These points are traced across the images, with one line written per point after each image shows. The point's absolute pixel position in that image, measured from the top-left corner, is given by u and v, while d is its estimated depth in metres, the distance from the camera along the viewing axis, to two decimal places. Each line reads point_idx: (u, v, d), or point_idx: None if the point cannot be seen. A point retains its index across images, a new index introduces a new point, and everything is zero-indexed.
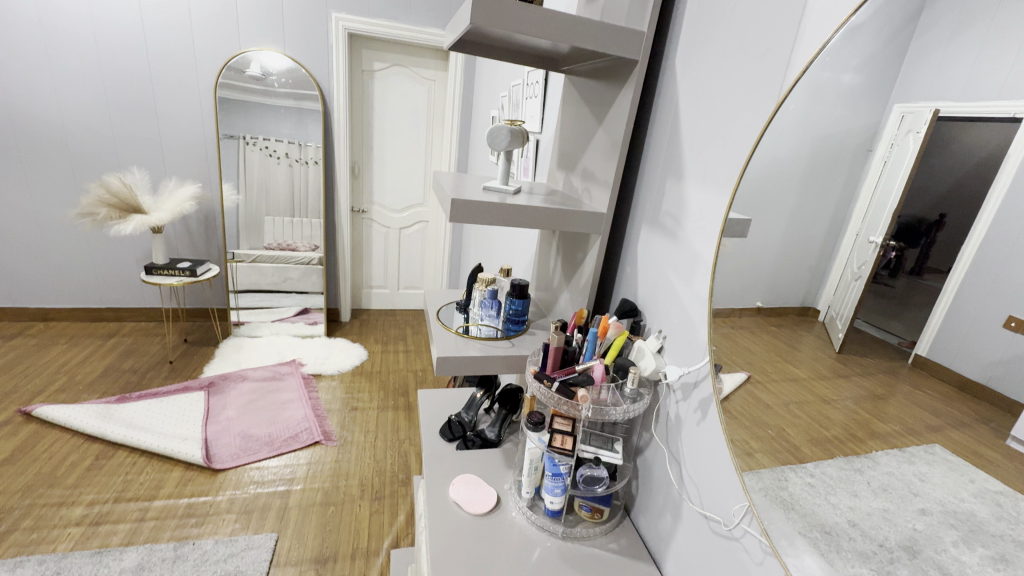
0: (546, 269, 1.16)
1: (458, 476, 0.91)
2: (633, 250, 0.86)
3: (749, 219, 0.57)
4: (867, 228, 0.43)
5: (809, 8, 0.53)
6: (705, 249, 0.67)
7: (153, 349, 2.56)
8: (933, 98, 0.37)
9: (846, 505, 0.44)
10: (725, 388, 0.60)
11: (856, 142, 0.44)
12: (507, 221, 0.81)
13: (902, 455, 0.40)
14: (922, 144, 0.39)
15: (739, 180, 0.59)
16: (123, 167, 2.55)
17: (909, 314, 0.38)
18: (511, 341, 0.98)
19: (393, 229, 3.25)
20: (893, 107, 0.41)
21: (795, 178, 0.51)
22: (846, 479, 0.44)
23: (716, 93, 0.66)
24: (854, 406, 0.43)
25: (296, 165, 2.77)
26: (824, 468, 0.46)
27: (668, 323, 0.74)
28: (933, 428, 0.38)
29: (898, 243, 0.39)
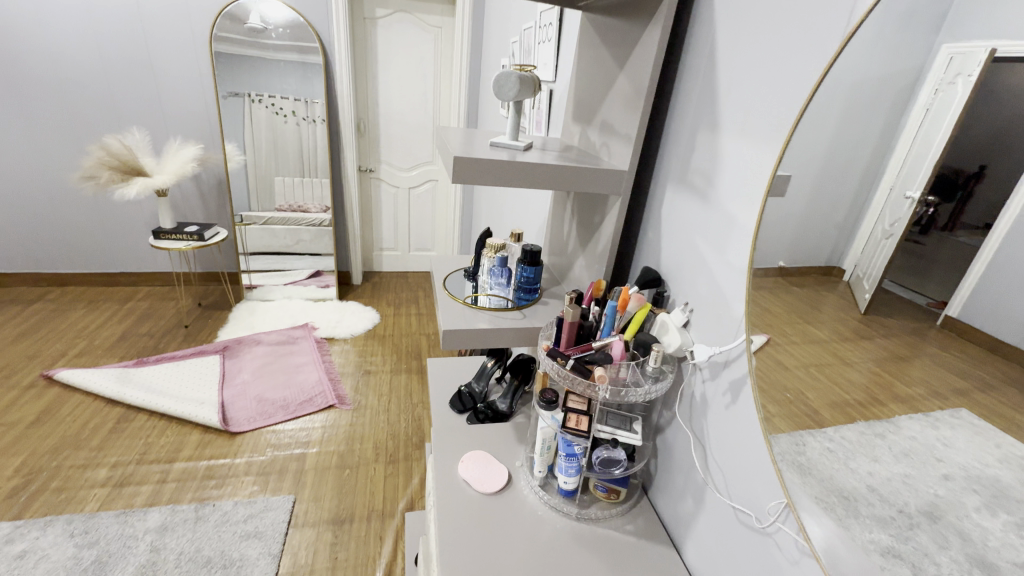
0: (560, 233, 1.08)
1: (466, 454, 0.87)
2: (656, 213, 0.78)
3: (789, 175, 0.50)
4: (902, 181, 0.38)
5: None
6: (749, 211, 0.57)
7: (168, 313, 2.58)
8: (990, 37, 0.32)
9: (864, 471, 0.41)
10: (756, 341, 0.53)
11: (894, 87, 0.38)
12: (516, 181, 0.72)
13: (925, 420, 0.37)
14: (973, 90, 0.33)
15: (791, 133, 0.49)
16: (122, 128, 2.47)
17: (937, 271, 0.34)
18: (523, 312, 0.91)
19: (402, 189, 3.15)
20: (942, 48, 0.35)
21: (828, 129, 0.45)
22: (866, 444, 0.41)
23: (766, 25, 0.55)
24: (875, 367, 0.40)
25: (304, 124, 2.66)
26: (844, 432, 0.42)
27: (696, 295, 0.67)
28: (960, 392, 0.35)
29: (934, 198, 0.35)
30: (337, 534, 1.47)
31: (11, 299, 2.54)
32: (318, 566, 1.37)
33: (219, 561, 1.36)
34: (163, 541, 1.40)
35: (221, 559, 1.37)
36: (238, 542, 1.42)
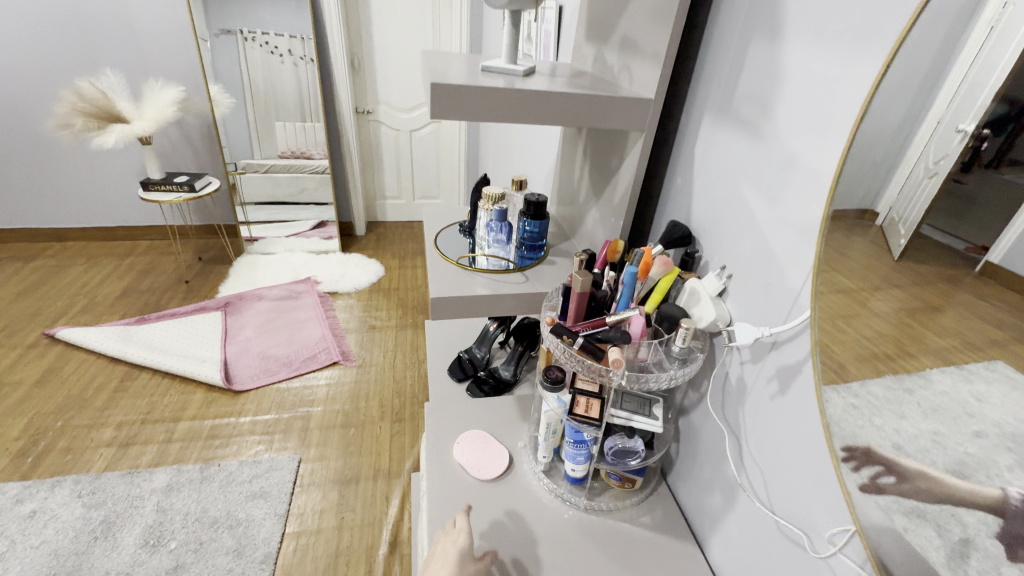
0: (570, 178, 0.93)
1: (462, 434, 0.78)
2: (688, 153, 0.63)
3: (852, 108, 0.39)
4: (954, 113, 0.31)
5: None
6: (831, 148, 0.42)
7: (168, 268, 2.51)
8: None
9: (891, 428, 0.34)
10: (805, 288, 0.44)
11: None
12: (513, 116, 0.58)
13: (958, 373, 0.31)
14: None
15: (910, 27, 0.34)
16: (97, 71, 2.28)
17: (972, 213, 0.29)
18: (525, 274, 0.79)
19: (403, 132, 2.95)
20: None
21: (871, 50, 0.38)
22: (892, 399, 0.35)
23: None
24: (899, 313, 0.34)
25: (302, 64, 2.48)
26: (870, 387, 0.37)
27: (737, 259, 0.54)
28: (997, 341, 0.30)
29: (987, 132, 0.29)
30: (344, 494, 1.45)
31: (10, 256, 2.48)
32: (324, 527, 1.36)
33: (226, 521, 1.36)
34: (169, 502, 1.40)
35: (228, 519, 1.36)
36: (244, 502, 1.41)
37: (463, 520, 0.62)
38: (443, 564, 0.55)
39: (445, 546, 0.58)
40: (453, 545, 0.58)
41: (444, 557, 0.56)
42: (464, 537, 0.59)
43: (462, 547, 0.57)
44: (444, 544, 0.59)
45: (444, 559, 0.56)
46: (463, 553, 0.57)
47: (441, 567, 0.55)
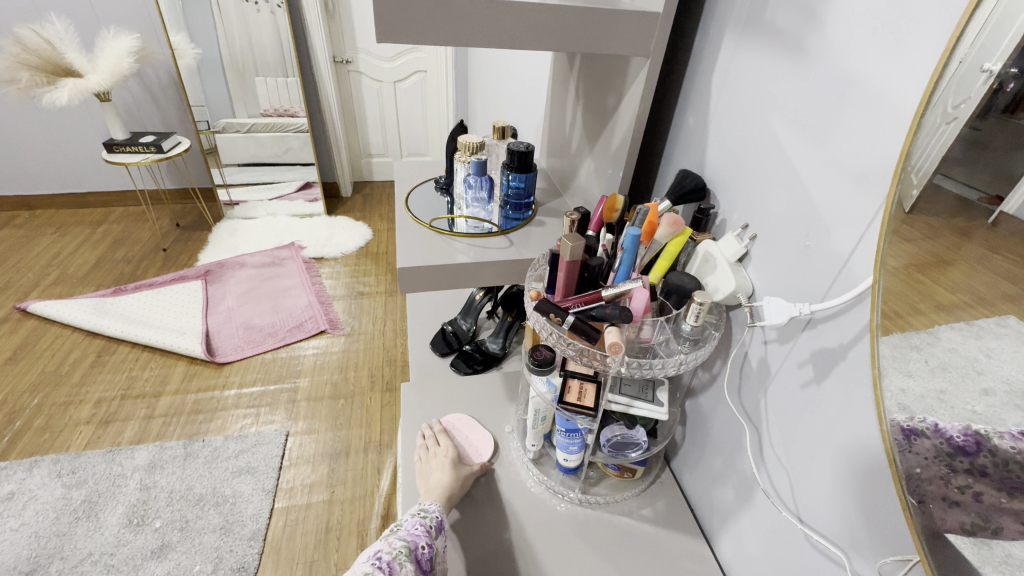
0: (562, 124, 0.81)
1: (450, 413, 0.73)
2: (702, 86, 0.52)
3: (875, 35, 0.33)
4: (986, 41, 0.26)
5: None
6: (912, 65, 0.31)
7: (144, 235, 2.39)
8: None
9: (895, 388, 0.32)
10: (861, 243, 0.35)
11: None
12: (485, 41, 0.47)
13: (967, 329, 0.28)
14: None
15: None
16: (43, 17, 2.07)
17: (985, 159, 0.26)
18: (509, 238, 0.69)
19: (386, 84, 2.75)
20: None
21: None
22: (899, 357, 0.32)
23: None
24: (904, 266, 0.31)
25: (278, 11, 2.26)
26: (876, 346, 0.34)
27: (765, 215, 0.44)
28: (1011, 296, 0.26)
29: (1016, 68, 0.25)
30: (334, 469, 1.40)
31: None
32: (314, 502, 1.32)
33: (212, 498, 1.31)
34: (153, 480, 1.35)
35: (214, 496, 1.32)
36: (231, 478, 1.36)
37: (444, 439, 0.67)
38: (441, 472, 0.61)
39: (434, 460, 0.64)
40: (443, 458, 0.64)
41: (436, 470, 0.62)
42: (451, 451, 0.65)
43: (450, 457, 0.64)
44: (433, 460, 0.64)
45: (440, 469, 0.62)
46: (452, 461, 0.63)
47: (440, 474, 0.61)
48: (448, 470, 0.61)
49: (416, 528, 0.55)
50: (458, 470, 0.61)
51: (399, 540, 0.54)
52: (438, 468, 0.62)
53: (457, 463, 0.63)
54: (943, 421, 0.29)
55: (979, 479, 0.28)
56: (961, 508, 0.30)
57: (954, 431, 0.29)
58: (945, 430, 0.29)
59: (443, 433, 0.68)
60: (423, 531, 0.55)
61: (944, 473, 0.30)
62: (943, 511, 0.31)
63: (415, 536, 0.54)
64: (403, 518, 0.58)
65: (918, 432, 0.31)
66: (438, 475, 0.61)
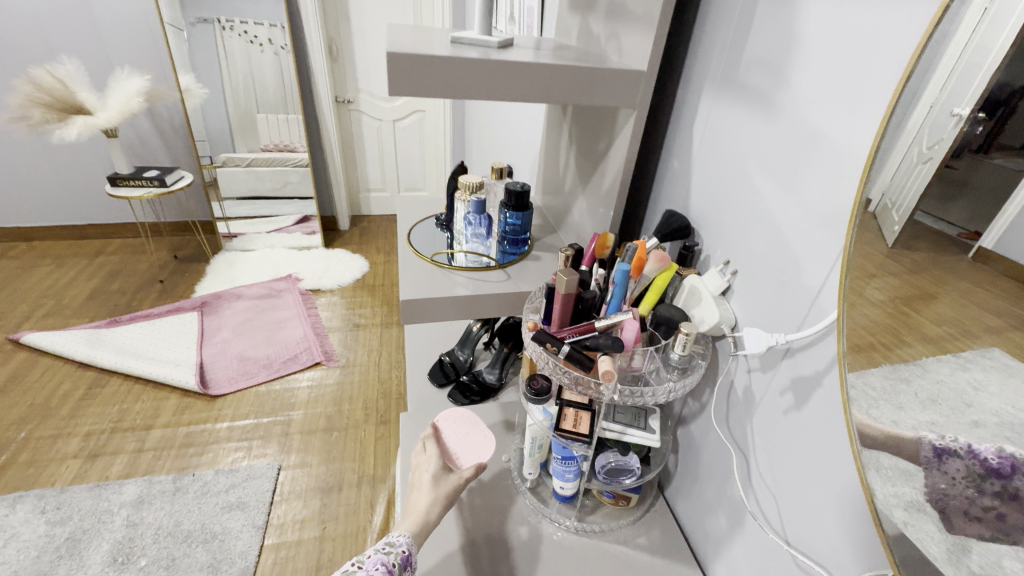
0: (556, 165, 0.86)
1: (443, 414, 0.74)
2: (685, 134, 0.57)
3: (833, 97, 0.37)
4: (952, 93, 0.29)
5: None
6: (864, 121, 0.35)
7: (141, 267, 2.40)
8: None
9: (887, 419, 0.33)
10: (828, 279, 0.38)
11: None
12: (485, 93, 0.51)
13: (954, 361, 0.30)
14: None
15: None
16: (57, 58, 2.15)
17: (962, 198, 0.28)
18: (507, 272, 0.72)
19: (386, 122, 2.85)
20: None
21: (844, 41, 0.36)
22: (890, 389, 0.33)
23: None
24: (887, 297, 0.33)
25: (282, 53, 2.38)
26: (868, 378, 0.35)
27: (744, 253, 0.48)
28: (996, 329, 0.28)
29: (984, 116, 0.27)
30: (326, 504, 1.38)
31: None
32: (305, 538, 1.29)
33: (200, 535, 1.29)
34: (140, 516, 1.32)
35: (202, 533, 1.29)
36: (220, 514, 1.34)
37: (433, 447, 0.67)
38: (420, 492, 0.61)
39: (420, 472, 0.64)
40: (426, 471, 0.64)
41: (421, 484, 0.63)
42: (435, 463, 0.65)
43: (436, 467, 0.64)
44: (419, 472, 0.65)
45: (421, 487, 0.62)
46: (438, 473, 0.63)
47: (420, 493, 0.61)
48: (427, 488, 0.61)
49: (377, 567, 0.53)
50: (437, 489, 0.61)
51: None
52: (422, 482, 0.62)
53: (443, 475, 0.64)
54: (977, 441, 0.28)
55: (1007, 501, 0.27)
56: (981, 523, 0.29)
57: (987, 452, 0.28)
58: (981, 452, 0.28)
59: (432, 440, 0.68)
60: (383, 573, 0.52)
61: (973, 494, 0.29)
62: (963, 524, 0.30)
63: None
64: (365, 552, 0.55)
65: (952, 452, 0.30)
66: (422, 491, 0.61)
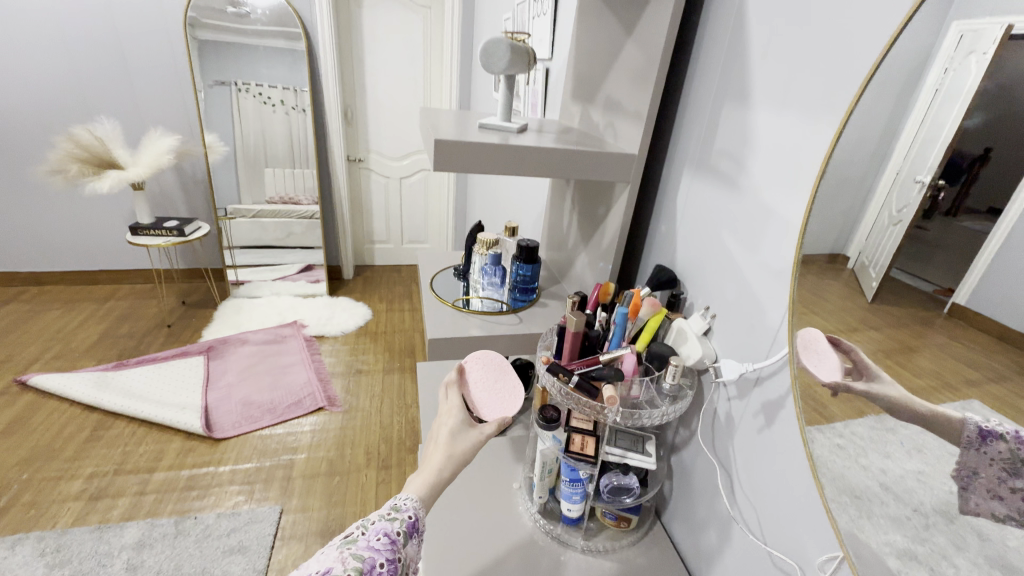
0: (559, 225, 0.99)
1: (475, 354, 0.71)
2: (670, 203, 0.69)
3: (776, 189, 0.50)
4: (910, 166, 0.37)
5: None
6: (794, 201, 0.48)
7: (150, 312, 2.47)
8: (1001, 13, 0.31)
9: (877, 468, 0.38)
10: (780, 327, 0.49)
11: (906, 64, 0.37)
12: (509, 168, 0.63)
13: (936, 412, 0.35)
14: (987, 67, 0.32)
15: (869, 75, 0.40)
16: (93, 118, 2.33)
17: (938, 257, 0.34)
18: (518, 316, 0.82)
19: (393, 179, 3.03)
20: (951, 25, 0.35)
21: (788, 145, 0.49)
22: (877, 438, 0.39)
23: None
24: (873, 355, 0.39)
25: (292, 113, 2.57)
26: (855, 427, 0.41)
27: (720, 300, 0.58)
28: (971, 382, 0.33)
29: (943, 182, 0.34)
30: None
31: None
32: None
33: None
34: (140, 559, 1.32)
35: None
36: (221, 558, 1.34)
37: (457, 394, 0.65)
38: (437, 448, 0.60)
39: (440, 422, 0.63)
40: (446, 423, 0.62)
41: (439, 436, 0.61)
42: (455, 415, 0.62)
43: (456, 421, 0.62)
44: (440, 421, 0.63)
45: (439, 441, 0.60)
46: (457, 428, 0.61)
47: (436, 450, 0.60)
48: (442, 446, 0.59)
49: (379, 538, 0.51)
50: (452, 448, 0.59)
51: (353, 559, 0.48)
52: (440, 435, 0.61)
53: (462, 430, 0.62)
54: None
55: None
56: (1002, 502, 0.31)
57: None
58: None
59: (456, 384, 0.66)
60: (386, 544, 0.50)
61: (1002, 477, 0.31)
62: (979, 499, 0.32)
63: (375, 551, 0.50)
64: (369, 517, 0.53)
65: (997, 435, 0.31)
66: (438, 445, 0.60)
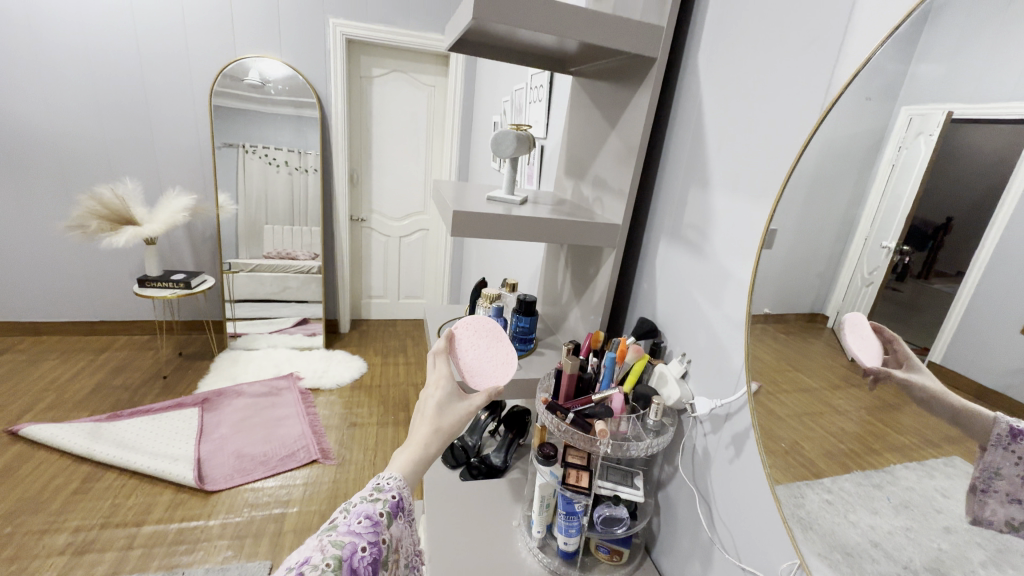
0: (553, 283, 1.10)
1: (465, 320, 0.75)
2: (650, 265, 0.80)
3: (728, 256, 0.62)
4: (876, 233, 0.42)
5: (854, 19, 0.48)
6: (740, 263, 0.60)
7: (146, 363, 2.50)
8: (945, 102, 0.38)
9: (866, 524, 0.41)
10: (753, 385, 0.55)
11: (862, 143, 0.44)
12: (516, 234, 0.74)
13: (922, 469, 0.38)
14: (935, 146, 0.39)
15: (797, 162, 0.51)
16: (116, 178, 2.49)
17: (917, 317, 0.38)
18: (519, 363, 0.90)
19: (393, 238, 3.18)
20: (901, 109, 0.41)
21: (739, 220, 0.60)
22: (864, 494, 0.41)
23: (757, 83, 0.60)
24: (866, 414, 0.41)
25: (296, 173, 2.72)
26: (843, 483, 0.43)
27: (693, 347, 0.68)
28: (951, 439, 0.36)
29: (907, 248, 0.39)
30: None
31: None
32: None
33: None
34: None
35: None
36: None
37: (445, 363, 0.68)
38: (423, 423, 0.62)
39: (428, 392, 0.64)
40: (433, 395, 0.64)
41: (426, 408, 0.63)
42: (444, 389, 0.64)
43: (444, 393, 0.64)
44: (429, 390, 0.65)
45: (427, 412, 0.62)
46: (444, 402, 0.64)
47: (423, 422, 0.62)
48: (430, 420, 0.62)
49: (361, 521, 0.53)
50: (440, 422, 0.62)
51: (332, 547, 0.50)
52: (427, 408, 0.63)
53: (450, 403, 0.64)
54: None
55: None
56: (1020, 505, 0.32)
57: None
58: None
59: (446, 354, 0.68)
60: (367, 527, 0.53)
61: None
62: (995, 505, 0.34)
63: (356, 535, 0.52)
64: (352, 500, 0.56)
65: None
66: (424, 418, 0.62)
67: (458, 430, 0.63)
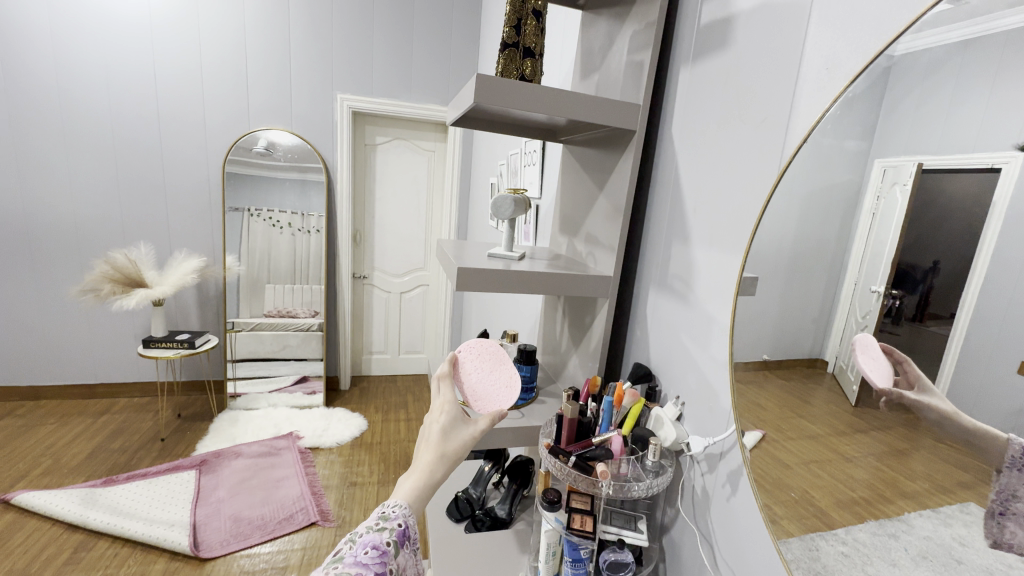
0: (553, 332, 1.14)
1: (467, 345, 0.78)
2: (642, 312, 0.85)
3: (709, 303, 0.68)
4: (864, 279, 0.45)
5: (798, 97, 0.57)
6: (721, 308, 0.66)
7: (144, 426, 2.47)
8: (912, 154, 0.42)
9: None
10: (748, 440, 0.58)
11: (839, 196, 0.49)
12: (520, 287, 0.79)
13: (937, 516, 0.39)
14: (910, 196, 0.43)
15: (762, 215, 0.58)
16: (129, 244, 2.60)
17: (919, 358, 0.39)
18: (521, 412, 0.93)
19: (393, 294, 3.25)
20: (875, 162, 0.46)
21: (717, 269, 0.67)
22: (881, 545, 0.43)
23: (723, 149, 0.68)
24: (876, 461, 0.43)
25: (298, 234, 2.82)
26: (857, 534, 0.45)
27: (686, 389, 0.72)
28: (964, 483, 0.37)
29: (897, 291, 0.42)
30: None
31: None
32: None
33: None
34: None
35: None
36: None
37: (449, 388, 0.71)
38: (427, 449, 0.64)
39: (433, 417, 0.67)
40: (437, 419, 0.66)
41: (430, 434, 0.65)
42: (447, 413, 0.67)
43: (448, 418, 0.66)
44: (433, 415, 0.67)
45: (432, 436, 0.65)
46: (449, 427, 0.66)
47: (428, 448, 0.64)
48: (434, 445, 0.64)
49: (368, 552, 0.55)
50: (444, 448, 0.64)
51: None
52: (431, 434, 0.65)
53: (453, 427, 0.66)
54: None
55: None
56: None
57: None
58: None
59: (449, 378, 0.71)
60: (374, 558, 0.55)
61: None
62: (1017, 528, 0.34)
63: (363, 566, 0.54)
64: (357, 531, 0.58)
65: None
66: (429, 443, 0.64)
67: (462, 455, 0.65)
